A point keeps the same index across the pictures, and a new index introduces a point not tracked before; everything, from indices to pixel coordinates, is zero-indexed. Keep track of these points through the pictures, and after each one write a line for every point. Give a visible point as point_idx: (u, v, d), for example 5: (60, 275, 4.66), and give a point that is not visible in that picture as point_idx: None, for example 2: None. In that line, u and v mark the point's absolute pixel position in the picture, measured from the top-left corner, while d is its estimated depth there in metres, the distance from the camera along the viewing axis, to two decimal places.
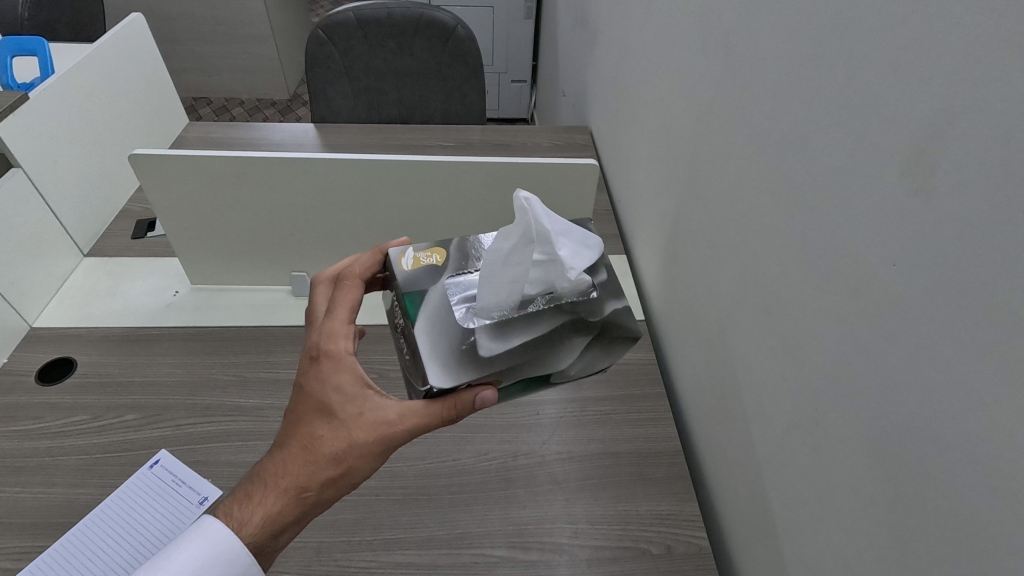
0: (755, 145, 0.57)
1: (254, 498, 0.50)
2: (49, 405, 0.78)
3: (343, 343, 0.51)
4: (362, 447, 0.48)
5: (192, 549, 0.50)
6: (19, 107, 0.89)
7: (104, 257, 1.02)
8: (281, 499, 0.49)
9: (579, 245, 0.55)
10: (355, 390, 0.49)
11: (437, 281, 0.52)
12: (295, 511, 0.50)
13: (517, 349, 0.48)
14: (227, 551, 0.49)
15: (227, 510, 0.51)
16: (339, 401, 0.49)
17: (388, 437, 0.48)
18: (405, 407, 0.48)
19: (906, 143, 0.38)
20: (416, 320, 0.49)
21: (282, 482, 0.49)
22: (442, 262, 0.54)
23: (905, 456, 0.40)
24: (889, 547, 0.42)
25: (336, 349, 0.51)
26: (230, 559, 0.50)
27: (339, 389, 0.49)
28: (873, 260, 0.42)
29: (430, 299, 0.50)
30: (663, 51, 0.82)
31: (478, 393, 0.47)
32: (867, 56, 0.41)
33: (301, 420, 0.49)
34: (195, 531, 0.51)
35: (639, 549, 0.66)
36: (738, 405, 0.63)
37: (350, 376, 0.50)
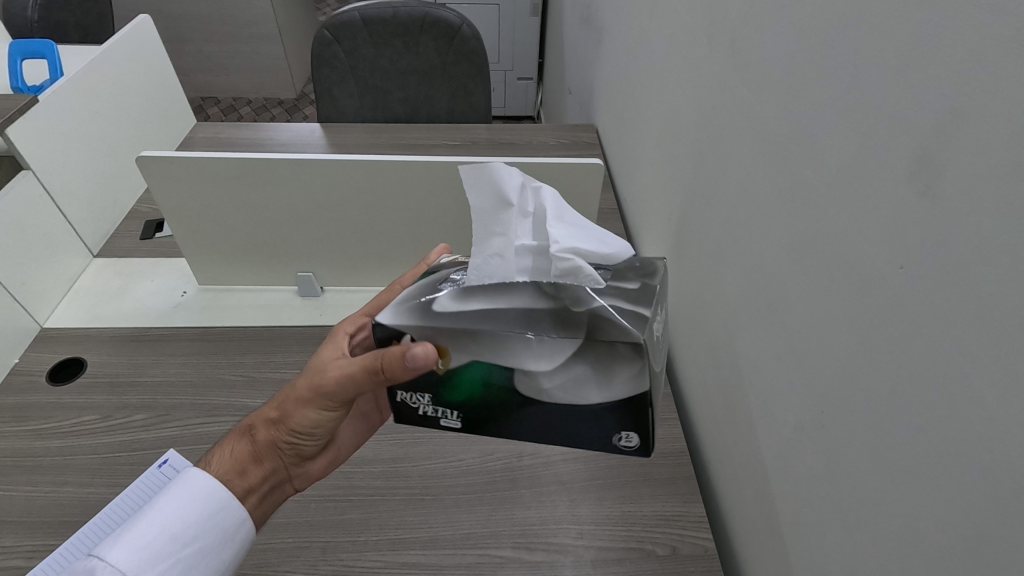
0: (762, 144, 0.56)
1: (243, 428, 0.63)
2: (60, 405, 0.79)
3: (347, 324, 0.60)
4: (308, 394, 0.55)
5: (179, 493, 0.56)
6: (29, 109, 0.90)
7: (114, 257, 1.03)
8: (246, 436, 0.61)
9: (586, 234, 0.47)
10: (328, 354, 0.56)
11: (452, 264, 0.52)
12: (250, 447, 0.60)
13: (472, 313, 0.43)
14: (205, 491, 0.56)
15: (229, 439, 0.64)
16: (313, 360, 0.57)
17: (327, 388, 0.54)
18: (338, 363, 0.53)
19: (914, 144, 0.38)
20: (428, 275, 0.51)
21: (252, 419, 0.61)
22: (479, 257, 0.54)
23: (911, 461, 0.39)
24: (896, 551, 0.41)
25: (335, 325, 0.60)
26: (208, 495, 0.56)
27: (320, 351, 0.58)
28: (880, 262, 0.41)
29: (435, 271, 0.51)
30: (669, 49, 0.82)
31: (411, 348, 0.43)
32: (875, 55, 0.41)
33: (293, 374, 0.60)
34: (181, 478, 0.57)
35: (644, 549, 0.66)
36: (743, 407, 0.63)
37: (332, 343, 0.58)
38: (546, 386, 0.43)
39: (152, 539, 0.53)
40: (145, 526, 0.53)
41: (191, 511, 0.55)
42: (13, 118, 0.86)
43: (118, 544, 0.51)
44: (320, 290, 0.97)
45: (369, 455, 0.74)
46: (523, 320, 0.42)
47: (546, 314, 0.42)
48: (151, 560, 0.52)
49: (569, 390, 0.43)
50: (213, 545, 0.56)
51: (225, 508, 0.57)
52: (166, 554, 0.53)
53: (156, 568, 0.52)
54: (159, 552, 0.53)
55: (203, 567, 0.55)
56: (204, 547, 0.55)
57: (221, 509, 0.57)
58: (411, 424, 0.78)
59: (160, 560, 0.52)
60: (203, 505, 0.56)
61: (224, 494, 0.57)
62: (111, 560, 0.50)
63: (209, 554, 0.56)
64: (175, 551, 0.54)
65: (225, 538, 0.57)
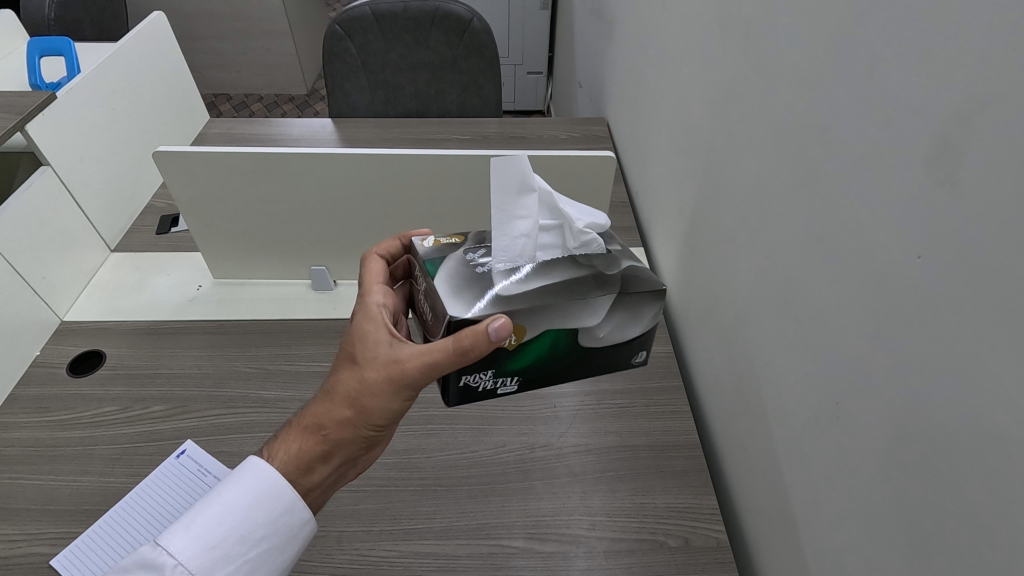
0: (776, 135, 0.56)
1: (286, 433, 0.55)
2: (81, 396, 0.81)
3: (377, 298, 0.56)
4: (371, 381, 0.51)
5: (259, 496, 0.53)
6: (48, 106, 0.91)
7: (131, 252, 1.05)
8: (307, 434, 0.54)
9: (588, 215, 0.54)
10: (371, 334, 0.52)
11: (454, 252, 0.52)
12: (320, 450, 0.54)
13: (534, 292, 0.47)
14: (268, 490, 0.54)
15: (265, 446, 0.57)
16: (359, 343, 0.52)
17: (398, 373, 0.49)
18: (413, 348, 0.49)
19: (933, 133, 0.37)
20: (435, 277, 0.50)
21: (307, 416, 0.54)
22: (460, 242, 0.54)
23: (930, 452, 0.39)
24: (912, 543, 0.41)
25: (366, 300, 0.55)
26: (276, 495, 0.54)
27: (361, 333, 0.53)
28: (897, 253, 0.41)
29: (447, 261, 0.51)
30: (681, 40, 0.81)
31: (490, 321, 0.44)
32: (893, 43, 0.40)
33: (336, 363, 0.54)
34: (260, 478, 0.54)
35: (657, 541, 0.66)
36: (757, 399, 0.63)
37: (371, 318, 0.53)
38: (601, 333, 0.51)
39: (222, 539, 0.52)
40: (214, 525, 0.52)
41: (271, 521, 0.54)
42: (33, 115, 0.88)
43: (188, 540, 0.51)
44: (333, 283, 0.98)
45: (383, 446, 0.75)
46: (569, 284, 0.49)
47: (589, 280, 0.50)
48: (220, 560, 0.51)
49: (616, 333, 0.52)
50: (279, 546, 0.55)
51: (291, 509, 0.55)
52: (234, 556, 0.52)
53: (224, 569, 0.52)
54: (226, 553, 0.52)
55: (269, 565, 0.55)
56: (270, 548, 0.54)
57: (288, 509, 0.55)
58: (424, 415, 0.79)
59: (229, 561, 0.52)
60: (269, 504, 0.54)
61: (289, 494, 0.54)
62: (182, 560, 0.50)
63: (275, 554, 0.55)
64: (243, 552, 0.53)
65: (290, 539, 0.55)
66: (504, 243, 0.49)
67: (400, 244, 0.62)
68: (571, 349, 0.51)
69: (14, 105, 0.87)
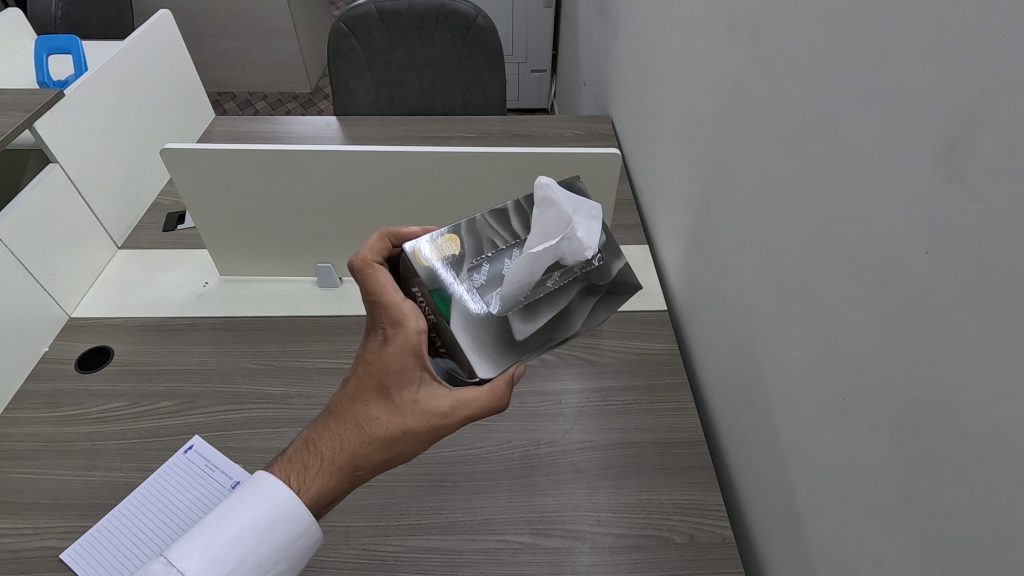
0: (782, 130, 0.56)
1: (310, 469, 0.54)
2: (89, 392, 0.81)
3: (411, 323, 0.51)
4: (411, 429, 0.52)
5: (277, 523, 0.53)
6: (56, 104, 0.92)
7: (138, 249, 1.05)
8: (338, 473, 0.53)
9: (589, 220, 0.56)
10: (409, 376, 0.51)
11: (457, 272, 0.53)
12: (349, 484, 0.55)
13: (545, 327, 0.53)
14: (289, 518, 0.54)
15: (282, 477, 0.55)
16: (396, 385, 0.51)
17: (439, 423, 0.52)
18: (455, 400, 0.51)
19: (941, 126, 0.37)
20: (451, 318, 0.51)
21: (340, 457, 0.52)
22: (459, 252, 0.55)
23: (936, 446, 0.39)
24: (918, 538, 0.41)
25: (403, 328, 0.51)
26: (294, 519, 0.54)
27: (398, 375, 0.51)
28: (905, 248, 0.41)
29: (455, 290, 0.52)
30: (687, 37, 0.81)
31: (514, 370, 0.51)
32: (901, 37, 0.40)
33: (364, 398, 0.53)
34: (279, 507, 0.53)
35: (662, 537, 0.66)
36: (762, 395, 0.63)
37: (410, 357, 0.51)
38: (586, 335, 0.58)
39: (238, 563, 0.53)
40: (231, 550, 0.53)
41: (289, 544, 0.54)
42: (41, 112, 0.88)
43: (205, 564, 0.51)
44: (339, 280, 0.98)
45: None
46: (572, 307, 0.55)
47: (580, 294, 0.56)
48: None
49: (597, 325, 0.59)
50: (290, 566, 0.56)
51: (306, 532, 0.55)
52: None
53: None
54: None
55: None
56: (281, 569, 0.55)
57: (303, 533, 0.55)
58: None
59: None
60: (287, 530, 0.54)
61: (308, 520, 0.54)
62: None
63: (285, 573, 0.56)
64: (256, 574, 0.54)
65: (301, 558, 0.56)
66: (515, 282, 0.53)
67: (386, 241, 0.58)
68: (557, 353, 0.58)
69: (23, 103, 0.88)
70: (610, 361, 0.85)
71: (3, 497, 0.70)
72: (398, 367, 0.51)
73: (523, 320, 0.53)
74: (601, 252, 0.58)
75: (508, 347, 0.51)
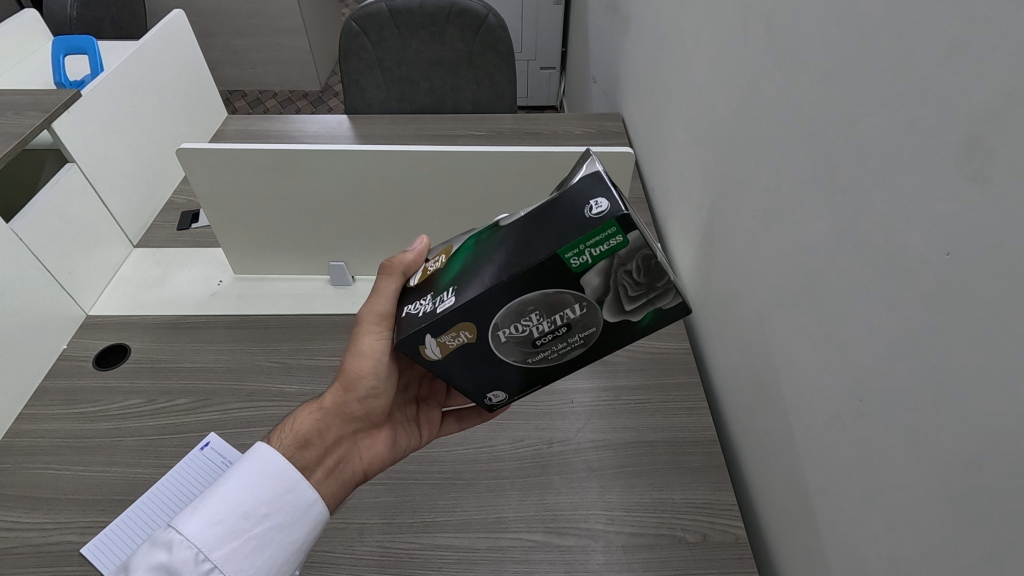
0: (798, 131, 0.56)
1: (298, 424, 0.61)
2: (107, 389, 0.82)
3: None
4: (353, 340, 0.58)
5: (263, 476, 0.55)
6: (73, 104, 0.93)
7: (153, 248, 1.06)
8: (313, 408, 0.59)
9: None
10: None
11: None
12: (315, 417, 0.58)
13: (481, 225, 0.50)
14: (273, 468, 0.55)
15: None
16: None
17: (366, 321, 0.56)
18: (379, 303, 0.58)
19: (962, 128, 0.37)
20: None
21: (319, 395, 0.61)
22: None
23: (956, 449, 0.39)
24: (937, 542, 0.41)
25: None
26: (278, 473, 0.55)
27: None
28: (925, 251, 0.41)
29: None
30: (700, 35, 0.81)
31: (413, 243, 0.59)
32: (922, 38, 0.40)
33: None
34: (261, 458, 0.55)
35: (675, 536, 0.66)
36: (777, 396, 0.63)
37: None
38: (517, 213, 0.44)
39: (227, 515, 0.53)
40: (219, 501, 0.53)
41: (277, 498, 0.55)
42: (59, 113, 0.89)
43: (195, 516, 0.52)
44: (351, 279, 0.99)
45: None
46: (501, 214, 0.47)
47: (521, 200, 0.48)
48: (226, 537, 0.52)
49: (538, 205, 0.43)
50: (286, 525, 0.55)
51: (294, 487, 0.56)
52: (239, 532, 0.53)
53: (229, 544, 0.52)
54: (232, 529, 0.53)
55: (277, 545, 0.55)
56: (275, 526, 0.54)
57: (291, 488, 0.56)
58: None
59: (233, 538, 0.52)
60: (274, 481, 0.55)
61: (291, 473, 0.56)
62: (188, 534, 0.51)
63: (283, 533, 0.55)
64: (248, 528, 0.53)
65: (297, 518, 0.56)
66: None
67: None
68: (492, 234, 0.44)
69: (41, 103, 0.89)
70: (623, 360, 0.85)
71: (25, 492, 0.71)
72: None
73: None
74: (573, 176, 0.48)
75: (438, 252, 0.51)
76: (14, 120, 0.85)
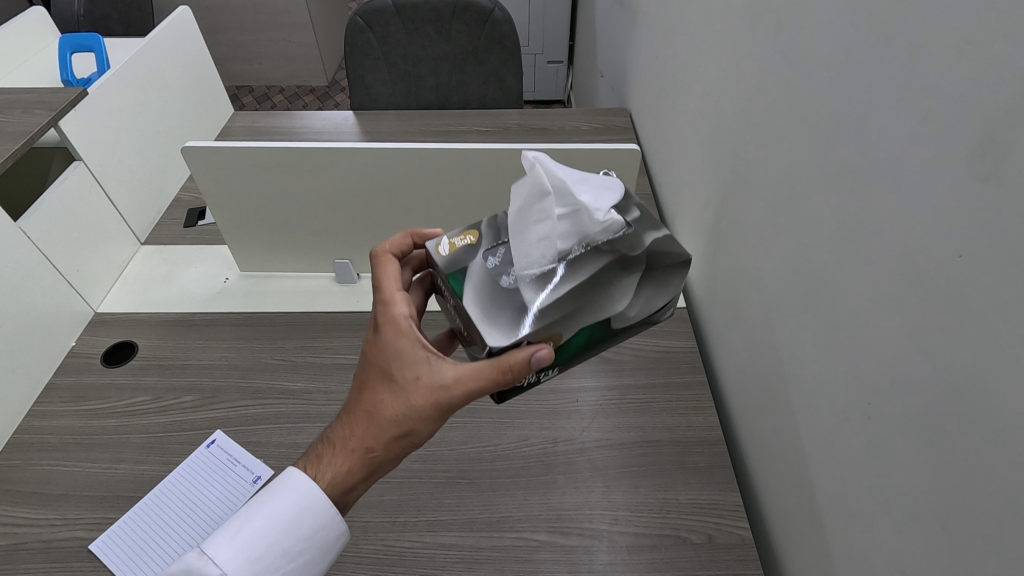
0: (808, 127, 0.55)
1: (325, 458, 0.55)
2: (115, 386, 0.83)
3: (401, 309, 0.54)
4: (415, 405, 0.51)
5: (302, 514, 0.54)
6: (79, 102, 0.93)
7: (160, 245, 1.07)
8: (353, 459, 0.53)
9: (602, 189, 0.54)
10: (412, 356, 0.52)
11: (476, 259, 0.52)
12: (360, 470, 0.54)
13: (568, 298, 0.48)
14: (315, 506, 0.54)
15: (306, 467, 0.56)
16: (398, 365, 0.52)
17: (444, 398, 0.50)
18: (455, 370, 0.50)
19: (977, 126, 0.36)
20: (464, 297, 0.49)
21: (351, 439, 0.53)
22: (476, 241, 0.54)
23: (966, 454, 0.38)
24: (946, 547, 0.40)
25: (391, 313, 0.53)
26: (316, 511, 0.55)
27: (397, 355, 0.52)
28: (937, 251, 0.40)
29: (469, 274, 0.51)
30: (709, 29, 0.80)
31: (535, 352, 0.46)
32: (937, 33, 0.39)
33: (371, 386, 0.53)
34: (302, 497, 0.54)
35: (680, 537, 0.66)
36: (783, 396, 0.62)
37: (407, 340, 0.52)
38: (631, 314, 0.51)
39: (265, 553, 0.54)
40: (258, 538, 0.54)
41: (314, 535, 0.55)
42: (66, 111, 0.90)
43: (234, 553, 0.53)
44: (357, 277, 0.99)
45: None
46: (599, 282, 0.49)
47: (612, 265, 0.50)
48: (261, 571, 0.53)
49: (646, 306, 0.52)
50: (314, 560, 0.56)
51: (329, 523, 0.55)
52: (274, 568, 0.54)
53: None
54: (268, 567, 0.54)
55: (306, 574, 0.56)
56: (308, 560, 0.56)
57: (326, 524, 0.55)
58: None
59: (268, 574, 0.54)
60: (312, 521, 0.55)
61: (329, 509, 0.55)
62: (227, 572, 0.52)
63: (313, 566, 0.57)
64: (281, 565, 0.54)
65: (327, 551, 0.57)
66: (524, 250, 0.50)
67: (410, 240, 0.61)
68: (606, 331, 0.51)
69: (48, 101, 0.89)
70: (628, 359, 0.85)
71: (34, 489, 0.72)
72: (395, 350, 0.52)
73: (535, 286, 0.48)
74: (634, 224, 0.53)
75: (524, 323, 0.46)
76: (21, 119, 0.85)
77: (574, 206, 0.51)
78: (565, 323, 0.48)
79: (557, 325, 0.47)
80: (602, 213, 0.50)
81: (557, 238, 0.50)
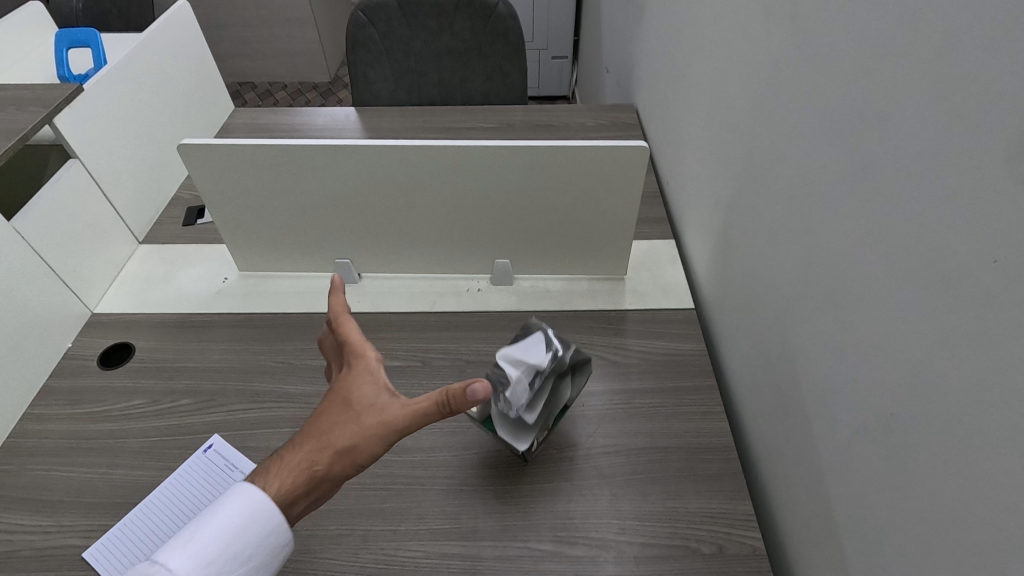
0: (827, 123, 0.52)
1: (272, 471, 0.54)
2: (111, 389, 0.81)
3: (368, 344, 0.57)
4: (365, 429, 0.52)
5: (244, 516, 0.52)
6: (75, 98, 0.91)
7: (158, 244, 1.05)
8: (297, 474, 0.53)
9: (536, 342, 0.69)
10: (372, 385, 0.54)
11: (495, 408, 0.69)
12: (303, 486, 0.53)
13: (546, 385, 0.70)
14: (258, 518, 0.52)
15: (256, 476, 0.55)
16: (356, 391, 0.54)
17: (392, 423, 0.51)
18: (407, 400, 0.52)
19: (1015, 122, 0.34)
20: (498, 430, 0.69)
21: (300, 454, 0.53)
22: (485, 392, 0.69)
23: (997, 472, 0.36)
24: (974, 569, 0.38)
25: (359, 345, 0.56)
26: (260, 518, 0.52)
27: (356, 383, 0.54)
28: (969, 255, 0.38)
29: (498, 424, 0.70)
30: (720, 22, 0.77)
31: (473, 382, 0.48)
32: (973, 23, 0.36)
33: (326, 411, 0.54)
34: (245, 501, 0.52)
35: (690, 547, 0.64)
36: (798, 403, 0.60)
37: (369, 373, 0.55)
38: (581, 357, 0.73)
39: (215, 559, 0.51)
40: (209, 539, 0.51)
41: (262, 540, 0.53)
42: (61, 108, 0.88)
43: (186, 560, 0.50)
44: (358, 277, 0.96)
45: (408, 443, 0.74)
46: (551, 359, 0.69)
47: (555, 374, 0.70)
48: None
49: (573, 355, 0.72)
50: (264, 564, 0.54)
51: (276, 531, 0.53)
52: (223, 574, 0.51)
53: None
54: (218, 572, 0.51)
55: None
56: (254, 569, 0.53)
57: (274, 531, 0.53)
58: (449, 413, 0.77)
59: None
60: (258, 526, 0.52)
61: (270, 522, 0.53)
62: None
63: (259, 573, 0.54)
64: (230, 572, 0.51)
65: (274, 558, 0.54)
66: (512, 396, 0.66)
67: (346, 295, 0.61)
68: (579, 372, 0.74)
69: (43, 97, 0.87)
70: (635, 362, 0.82)
71: (28, 495, 0.71)
72: (354, 379, 0.54)
73: (530, 412, 0.68)
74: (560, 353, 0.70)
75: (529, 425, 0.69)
76: (16, 116, 0.83)
77: (528, 369, 0.66)
78: (551, 406, 0.70)
79: (550, 404, 0.70)
80: (548, 355, 0.68)
81: (523, 381, 0.66)
